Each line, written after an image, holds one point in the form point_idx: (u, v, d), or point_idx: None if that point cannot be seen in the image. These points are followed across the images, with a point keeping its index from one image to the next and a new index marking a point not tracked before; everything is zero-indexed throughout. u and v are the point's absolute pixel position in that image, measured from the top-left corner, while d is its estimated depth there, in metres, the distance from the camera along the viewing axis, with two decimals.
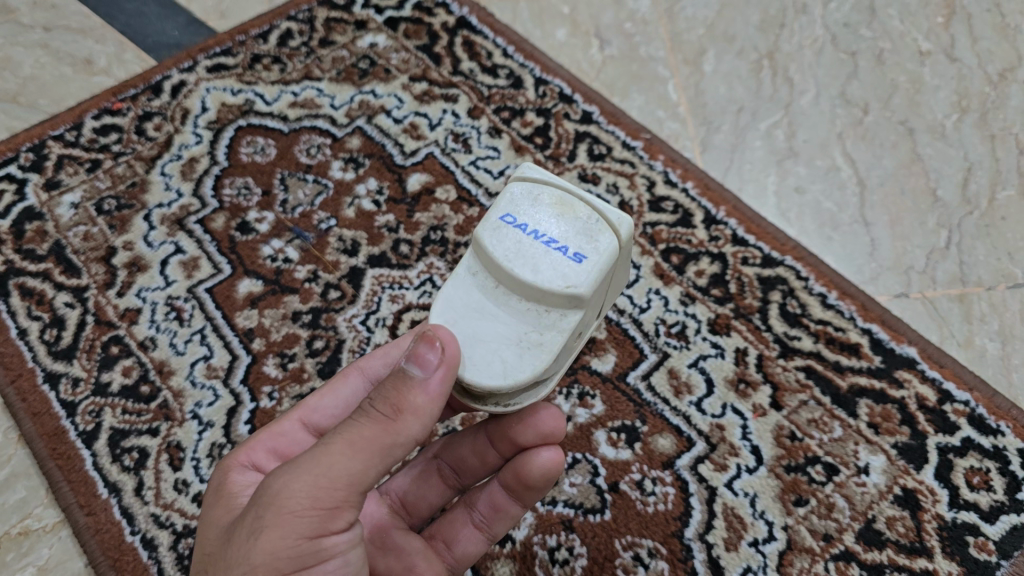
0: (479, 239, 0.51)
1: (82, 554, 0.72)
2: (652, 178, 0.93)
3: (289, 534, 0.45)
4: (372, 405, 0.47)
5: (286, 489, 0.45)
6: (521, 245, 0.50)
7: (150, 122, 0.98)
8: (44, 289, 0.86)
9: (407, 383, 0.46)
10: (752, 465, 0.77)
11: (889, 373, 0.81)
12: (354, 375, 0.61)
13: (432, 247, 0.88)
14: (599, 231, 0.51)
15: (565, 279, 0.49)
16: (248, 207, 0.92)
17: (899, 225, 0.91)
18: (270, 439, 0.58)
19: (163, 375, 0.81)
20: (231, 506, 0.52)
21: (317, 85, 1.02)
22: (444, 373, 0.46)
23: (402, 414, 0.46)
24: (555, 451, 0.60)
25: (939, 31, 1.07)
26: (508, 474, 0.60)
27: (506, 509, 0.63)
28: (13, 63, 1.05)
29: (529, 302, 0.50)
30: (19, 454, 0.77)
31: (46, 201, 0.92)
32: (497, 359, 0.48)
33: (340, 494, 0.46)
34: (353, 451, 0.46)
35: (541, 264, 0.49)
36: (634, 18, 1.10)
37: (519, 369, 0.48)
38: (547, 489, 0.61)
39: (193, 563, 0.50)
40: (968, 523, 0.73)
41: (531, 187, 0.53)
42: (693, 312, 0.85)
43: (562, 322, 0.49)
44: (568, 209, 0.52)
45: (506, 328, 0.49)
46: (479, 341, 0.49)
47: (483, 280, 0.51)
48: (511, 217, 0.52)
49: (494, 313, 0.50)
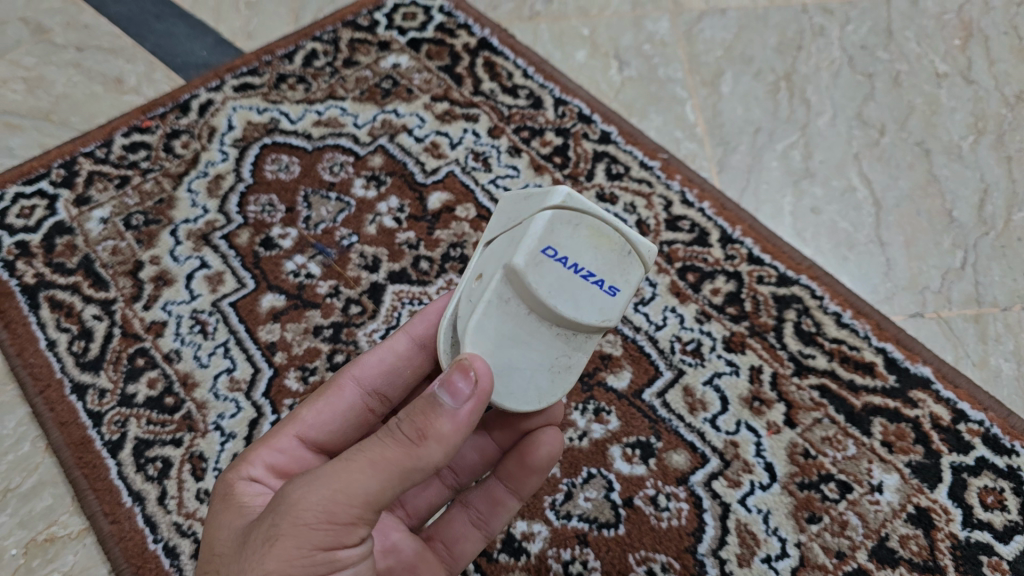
0: (520, 273, 0.51)
1: (106, 560, 0.74)
2: (669, 198, 0.94)
3: (303, 544, 0.45)
4: (398, 426, 0.48)
5: (303, 499, 0.46)
6: (562, 283, 0.52)
7: (177, 140, 1.00)
8: (72, 302, 0.88)
9: (435, 410, 0.47)
10: (765, 482, 0.77)
11: (903, 393, 0.81)
12: (350, 386, 0.64)
13: (452, 264, 0.90)
14: (629, 263, 0.54)
15: (601, 314, 0.52)
16: (272, 223, 0.93)
17: (914, 246, 0.92)
18: (272, 454, 0.59)
19: (187, 388, 0.83)
20: (244, 513, 0.53)
21: (340, 105, 1.04)
22: (472, 407, 0.48)
23: (425, 439, 0.47)
24: (555, 435, 0.64)
25: (956, 54, 1.08)
26: (512, 459, 0.64)
27: (506, 501, 0.65)
28: (46, 81, 1.07)
29: (560, 329, 0.53)
30: (46, 462, 0.79)
31: (76, 216, 0.94)
32: (532, 385, 0.53)
33: (355, 511, 0.46)
34: (374, 470, 0.46)
35: (581, 300, 0.52)
36: (653, 40, 1.11)
37: (551, 395, 0.54)
38: (544, 477, 0.65)
39: (205, 561, 0.51)
40: (981, 543, 0.74)
41: (568, 214, 0.53)
42: (709, 330, 0.86)
43: (585, 344, 0.55)
44: (604, 239, 0.53)
45: (539, 356, 0.53)
46: (516, 371, 0.53)
47: (514, 307, 0.53)
48: (551, 250, 0.52)
49: (527, 341, 0.53)
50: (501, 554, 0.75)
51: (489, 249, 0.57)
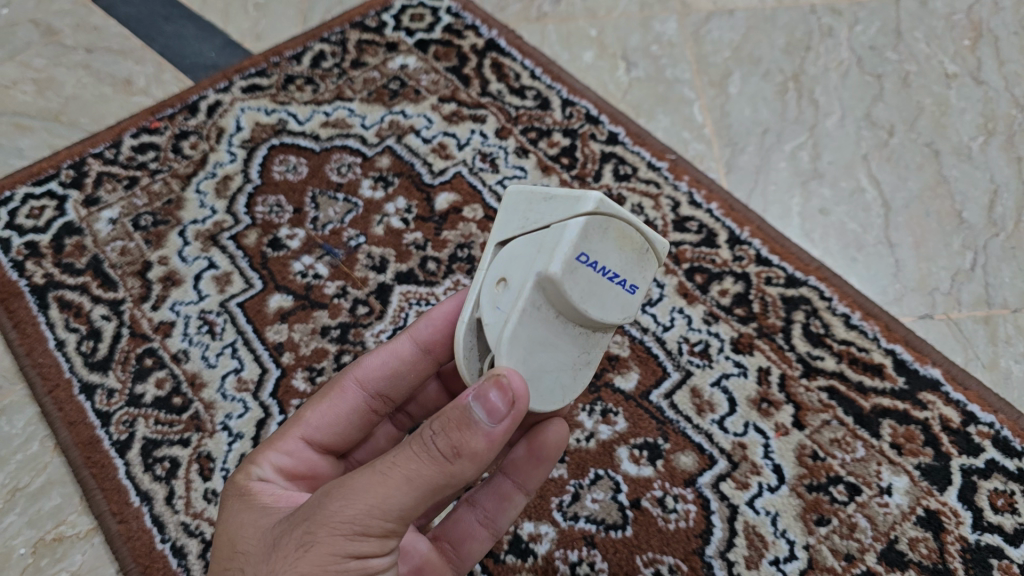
0: (556, 284, 0.48)
1: (114, 560, 0.74)
2: (677, 199, 0.94)
3: (337, 552, 0.45)
4: (431, 440, 0.46)
5: (339, 512, 0.45)
6: (593, 287, 0.49)
7: (186, 140, 1.01)
8: (81, 302, 0.88)
9: (470, 427, 0.45)
10: (774, 484, 0.77)
11: (912, 395, 0.81)
12: (353, 389, 0.63)
13: (459, 264, 0.90)
14: (647, 259, 0.52)
15: (624, 313, 0.51)
16: (280, 224, 0.94)
17: (924, 248, 0.92)
18: (280, 457, 0.59)
19: (195, 388, 0.83)
20: (269, 512, 0.53)
21: (348, 106, 1.04)
22: (507, 424, 0.46)
23: (459, 457, 0.46)
24: (561, 425, 0.64)
25: (965, 54, 1.08)
26: (519, 450, 0.64)
27: (514, 497, 0.65)
28: (55, 83, 1.08)
29: (581, 328, 0.52)
30: (55, 462, 0.79)
31: (85, 216, 0.94)
32: (557, 385, 0.53)
33: (389, 525, 0.46)
34: (409, 486, 0.45)
35: (608, 303, 0.50)
36: (661, 41, 1.11)
37: (573, 390, 0.54)
38: (551, 469, 0.65)
39: (228, 559, 0.50)
40: (992, 546, 0.74)
41: (601, 219, 0.49)
42: (717, 331, 0.85)
43: (602, 337, 0.54)
44: (628, 239, 0.51)
45: (563, 356, 0.52)
46: (545, 374, 0.52)
47: (544, 313, 0.50)
48: (584, 257, 0.49)
49: (553, 344, 0.51)
50: (508, 555, 0.74)
51: (511, 247, 0.53)
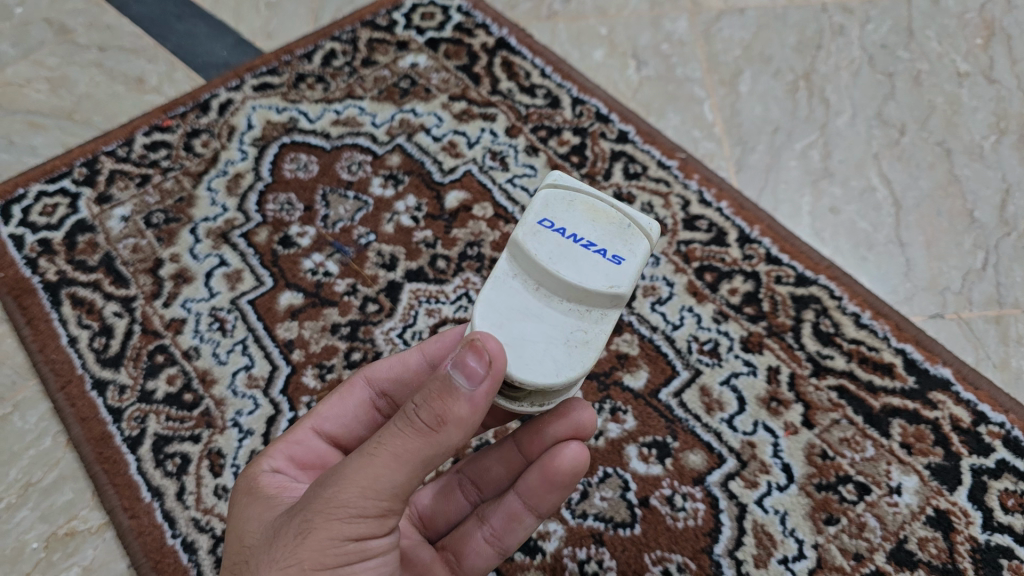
0: (519, 243, 0.51)
1: (125, 555, 0.75)
2: (687, 197, 0.94)
3: (335, 536, 0.46)
4: (415, 413, 0.45)
5: (334, 498, 0.46)
6: (561, 250, 0.51)
7: (197, 139, 1.01)
8: (94, 299, 0.88)
9: (452, 394, 0.44)
10: (783, 483, 0.77)
11: (922, 395, 0.80)
12: (360, 384, 0.64)
13: (469, 263, 0.90)
14: (631, 235, 0.53)
15: (608, 280, 0.50)
16: (291, 222, 0.94)
17: (935, 246, 0.91)
18: (289, 446, 0.60)
19: (205, 384, 0.84)
20: (272, 504, 0.53)
21: (358, 104, 1.04)
22: (488, 386, 0.45)
23: (444, 425, 0.45)
24: (580, 450, 0.60)
25: (977, 53, 1.07)
26: (534, 472, 0.61)
27: (523, 519, 0.62)
28: (69, 81, 1.08)
29: (570, 303, 0.50)
30: (67, 457, 0.79)
31: (97, 214, 0.95)
32: (548, 357, 0.48)
33: (383, 504, 0.46)
34: (398, 463, 0.46)
35: (583, 266, 0.50)
36: (671, 40, 1.11)
37: (570, 368, 0.48)
38: (567, 493, 0.61)
39: (235, 552, 0.51)
40: (1002, 547, 0.73)
41: (563, 194, 0.54)
42: (726, 330, 0.85)
43: (602, 321, 0.50)
44: (602, 213, 0.53)
45: (552, 329, 0.49)
46: (528, 342, 0.48)
47: (522, 284, 0.50)
48: (548, 223, 0.52)
49: (537, 314, 0.49)
50: (517, 553, 0.75)
51: None
